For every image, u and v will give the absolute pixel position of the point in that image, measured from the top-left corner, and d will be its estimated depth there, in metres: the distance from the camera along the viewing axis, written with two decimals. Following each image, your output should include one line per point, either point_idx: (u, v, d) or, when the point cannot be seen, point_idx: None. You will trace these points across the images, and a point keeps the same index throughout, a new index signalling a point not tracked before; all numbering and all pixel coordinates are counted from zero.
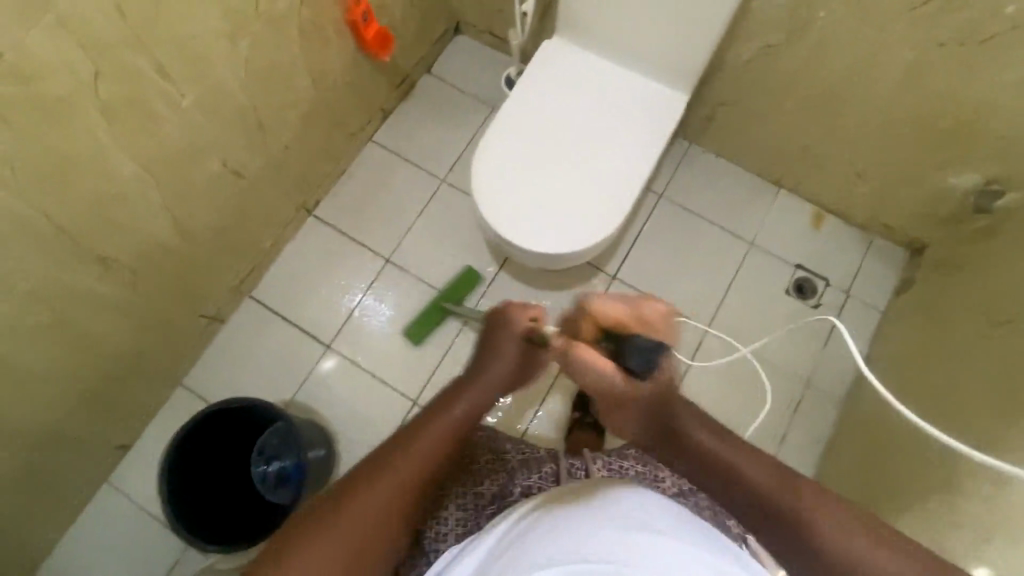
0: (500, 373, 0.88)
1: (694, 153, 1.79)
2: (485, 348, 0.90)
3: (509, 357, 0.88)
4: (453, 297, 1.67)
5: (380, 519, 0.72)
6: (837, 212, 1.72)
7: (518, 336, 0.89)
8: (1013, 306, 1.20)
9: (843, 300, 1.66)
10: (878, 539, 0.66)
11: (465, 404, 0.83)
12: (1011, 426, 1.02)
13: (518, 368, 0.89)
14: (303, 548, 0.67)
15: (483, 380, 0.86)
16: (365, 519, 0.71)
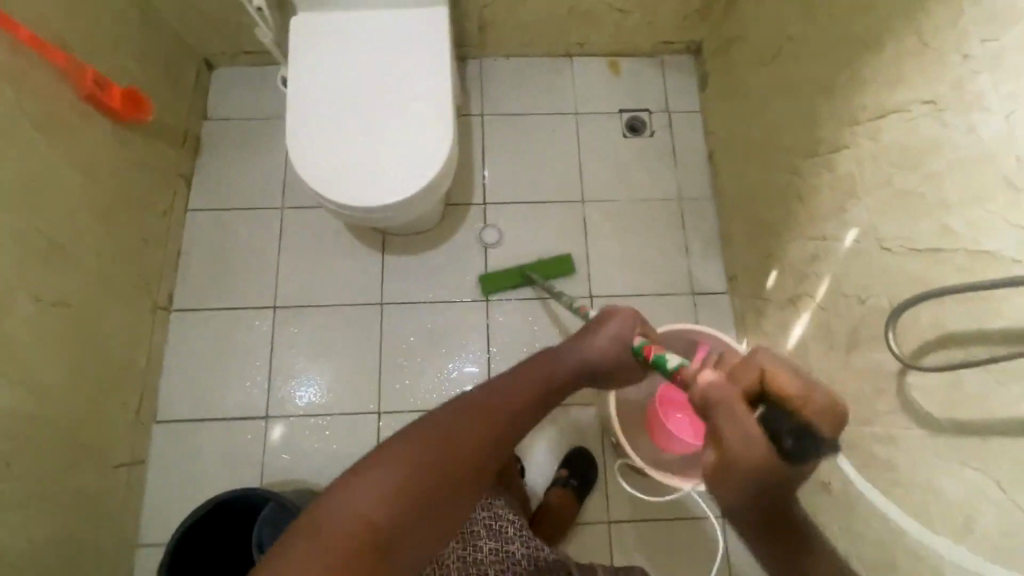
0: (595, 351, 0.97)
1: (488, 65, 1.88)
2: (581, 330, 1.01)
3: (600, 338, 0.98)
4: (536, 271, 1.66)
5: (467, 442, 0.71)
6: (625, 52, 1.89)
7: (625, 337, 0.99)
8: (773, 42, 1.42)
9: (668, 119, 1.86)
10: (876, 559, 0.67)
11: (561, 366, 0.91)
12: (815, 123, 1.23)
13: (607, 352, 0.98)
14: (391, 449, 0.66)
15: (581, 351, 0.96)
16: (454, 435, 0.70)
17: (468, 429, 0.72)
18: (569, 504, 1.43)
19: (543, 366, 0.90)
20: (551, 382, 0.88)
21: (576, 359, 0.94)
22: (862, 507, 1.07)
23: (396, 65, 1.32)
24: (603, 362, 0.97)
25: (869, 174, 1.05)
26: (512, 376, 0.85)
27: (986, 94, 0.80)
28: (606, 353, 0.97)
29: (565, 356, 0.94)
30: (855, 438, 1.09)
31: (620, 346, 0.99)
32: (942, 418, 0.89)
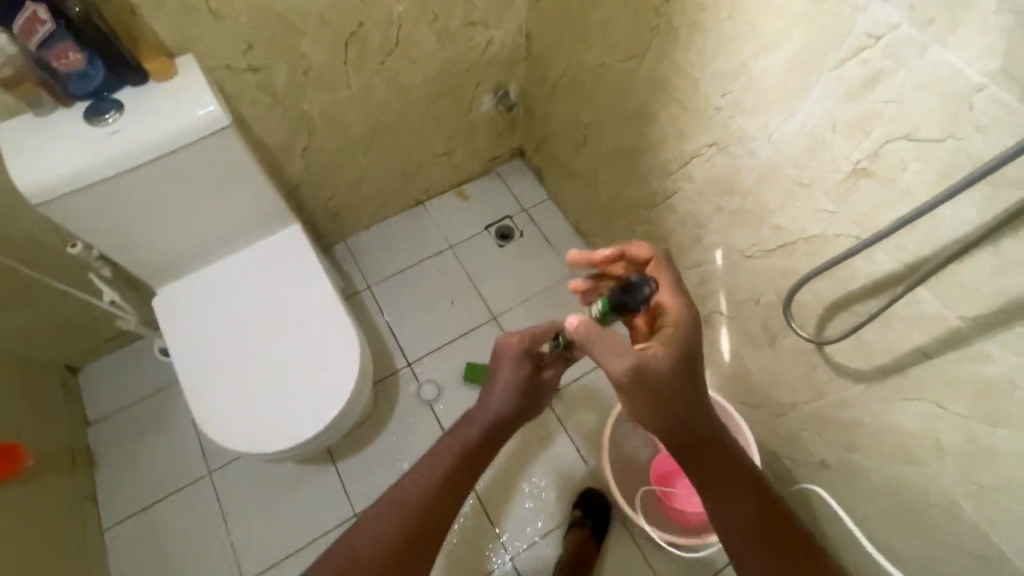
0: (507, 395, 0.89)
1: (353, 242, 1.98)
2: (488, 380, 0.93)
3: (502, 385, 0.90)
4: None
5: None
6: (464, 179, 2.09)
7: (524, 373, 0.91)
8: (577, 133, 1.66)
9: (527, 216, 2.05)
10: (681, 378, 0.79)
11: (464, 443, 0.85)
12: (642, 182, 1.44)
13: (513, 400, 0.89)
14: None
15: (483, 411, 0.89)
16: None
17: None
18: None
19: (459, 441, 0.85)
20: (470, 458, 0.84)
21: (490, 418, 0.88)
22: (858, 469, 1.16)
23: (270, 299, 1.33)
24: (515, 403, 0.90)
25: (704, 207, 1.24)
26: (433, 475, 0.81)
27: (748, 130, 1.00)
28: (510, 392, 0.90)
29: (479, 419, 0.88)
30: (818, 413, 1.19)
31: (523, 381, 0.90)
32: (867, 370, 1.01)
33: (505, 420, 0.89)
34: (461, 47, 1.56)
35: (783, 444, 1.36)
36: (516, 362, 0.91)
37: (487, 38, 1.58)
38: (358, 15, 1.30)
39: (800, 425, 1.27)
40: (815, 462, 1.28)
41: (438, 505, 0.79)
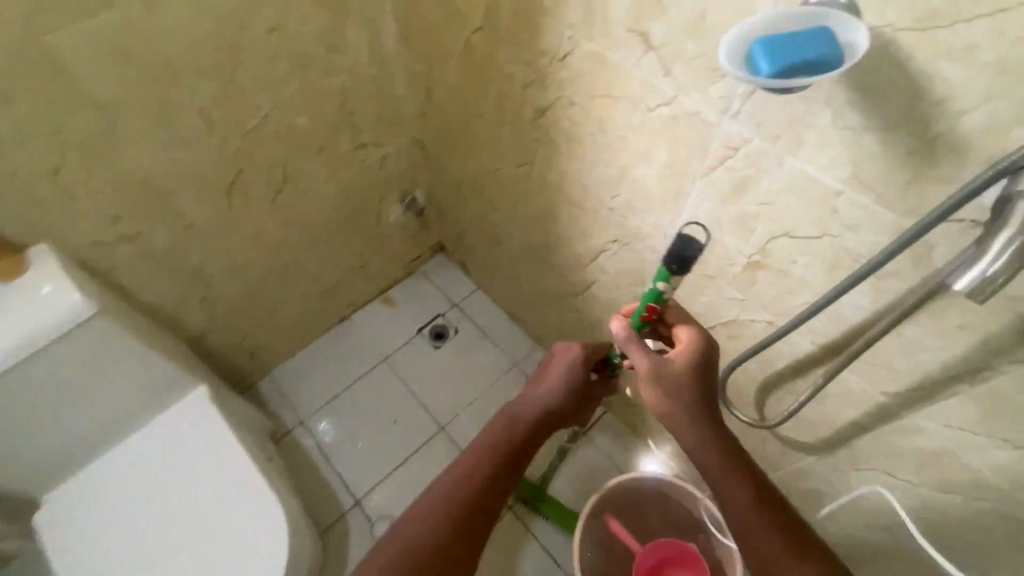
0: (549, 396, 0.96)
1: (279, 376, 1.84)
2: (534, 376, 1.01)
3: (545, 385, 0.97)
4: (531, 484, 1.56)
5: None
6: (389, 284, 2.03)
7: (566, 378, 0.97)
8: (489, 230, 1.65)
9: (460, 311, 2.00)
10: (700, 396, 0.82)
11: (507, 432, 0.92)
12: (559, 273, 1.43)
13: (551, 404, 0.96)
14: None
15: (524, 403, 0.96)
16: None
17: None
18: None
19: (506, 433, 0.92)
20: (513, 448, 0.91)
21: (535, 413, 0.95)
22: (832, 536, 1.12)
23: (171, 497, 1.16)
24: (562, 401, 0.96)
25: (622, 296, 1.23)
26: (482, 461, 0.88)
27: (643, 229, 1.01)
28: (554, 395, 0.96)
29: (528, 413, 0.95)
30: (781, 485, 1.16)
31: (564, 385, 0.97)
32: (813, 443, 0.99)
33: (543, 418, 0.95)
34: (355, 168, 1.53)
35: None
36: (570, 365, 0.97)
37: (381, 153, 1.56)
38: (236, 163, 1.25)
39: None
40: None
41: (483, 490, 0.85)
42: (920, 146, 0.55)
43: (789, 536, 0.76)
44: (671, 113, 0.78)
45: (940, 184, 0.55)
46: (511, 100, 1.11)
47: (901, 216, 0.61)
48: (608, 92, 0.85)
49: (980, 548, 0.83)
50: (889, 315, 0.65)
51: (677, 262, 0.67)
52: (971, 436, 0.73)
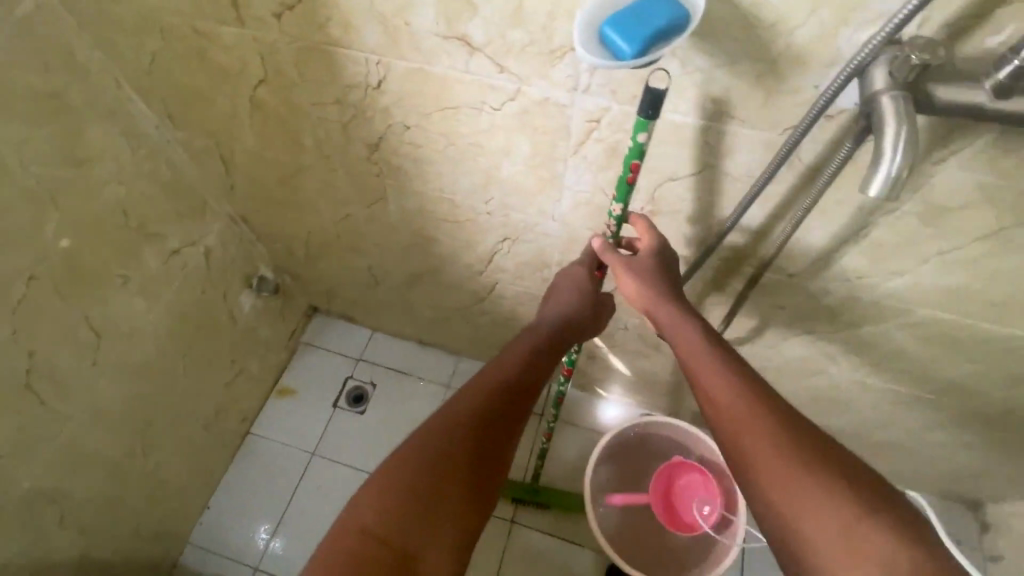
0: (562, 302, 0.92)
1: (204, 537, 1.55)
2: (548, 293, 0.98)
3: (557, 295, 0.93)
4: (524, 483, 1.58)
5: (377, 512, 0.63)
6: (276, 374, 1.80)
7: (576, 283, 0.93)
8: (362, 274, 1.51)
9: (367, 363, 1.85)
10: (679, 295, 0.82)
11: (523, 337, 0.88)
12: (455, 289, 1.37)
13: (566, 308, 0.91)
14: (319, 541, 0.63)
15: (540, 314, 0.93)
16: (355, 518, 0.63)
17: (373, 504, 0.64)
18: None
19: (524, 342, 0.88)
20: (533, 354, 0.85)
21: (548, 323, 0.90)
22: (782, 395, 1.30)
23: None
24: (579, 307, 0.91)
25: (528, 285, 1.22)
26: (498, 366, 0.83)
27: (529, 221, 0.98)
28: (570, 297, 0.92)
29: (545, 321, 0.90)
30: None
31: (576, 289, 0.92)
32: (745, 334, 1.10)
33: (559, 324, 0.90)
34: (180, 278, 1.28)
35: None
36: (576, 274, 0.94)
37: (202, 248, 1.32)
38: (20, 347, 0.96)
39: None
40: None
41: (498, 387, 0.79)
42: (767, 69, 0.59)
43: (773, 405, 0.67)
44: (520, 106, 0.74)
45: (791, 92, 0.61)
46: (333, 143, 0.99)
47: (768, 130, 0.65)
48: (443, 105, 0.79)
49: (893, 353, 1.00)
50: (795, 213, 0.73)
51: (650, 106, 0.57)
52: (865, 281, 0.86)
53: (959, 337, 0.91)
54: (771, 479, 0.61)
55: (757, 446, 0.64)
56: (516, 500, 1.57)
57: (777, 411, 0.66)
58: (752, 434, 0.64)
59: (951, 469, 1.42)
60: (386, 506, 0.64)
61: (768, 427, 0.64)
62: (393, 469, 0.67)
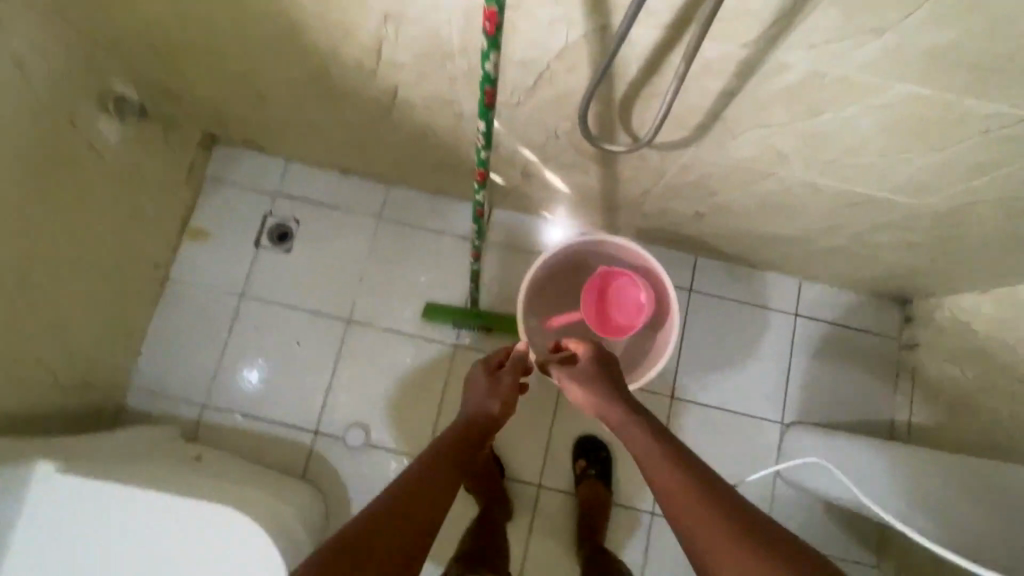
0: (484, 398, 1.11)
1: (145, 383, 1.54)
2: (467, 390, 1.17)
3: (479, 387, 1.14)
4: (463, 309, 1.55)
5: (358, 534, 0.70)
6: (183, 216, 1.61)
7: (495, 384, 1.14)
8: (242, 86, 1.23)
9: (285, 197, 1.66)
10: (618, 394, 1.04)
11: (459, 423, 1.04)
12: (352, 97, 1.13)
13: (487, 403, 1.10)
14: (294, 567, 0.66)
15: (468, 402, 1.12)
16: (340, 540, 0.68)
17: (360, 533, 0.70)
18: (604, 491, 1.47)
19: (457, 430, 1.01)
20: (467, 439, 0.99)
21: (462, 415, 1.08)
22: (726, 203, 1.20)
23: (122, 520, 1.04)
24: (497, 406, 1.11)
25: (432, 85, 0.99)
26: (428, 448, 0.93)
27: None
28: (491, 393, 1.12)
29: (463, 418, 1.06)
30: (672, 184, 1.17)
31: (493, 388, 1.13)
32: (691, 133, 0.94)
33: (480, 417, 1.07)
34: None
35: (662, 216, 1.38)
36: (478, 377, 1.17)
37: (7, 55, 1.01)
38: None
39: (662, 200, 1.27)
40: (691, 215, 1.31)
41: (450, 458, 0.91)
42: None
43: (696, 470, 0.86)
44: None
45: None
46: None
47: None
48: None
49: (852, 148, 0.87)
50: None
51: None
52: (833, 47, 0.68)
53: (934, 121, 0.77)
54: (699, 527, 0.77)
55: (690, 499, 0.81)
56: (457, 325, 1.57)
57: (692, 469, 0.86)
58: (677, 488, 0.83)
59: (887, 270, 1.42)
60: (369, 531, 0.71)
61: (693, 485, 0.83)
62: (380, 515, 0.74)
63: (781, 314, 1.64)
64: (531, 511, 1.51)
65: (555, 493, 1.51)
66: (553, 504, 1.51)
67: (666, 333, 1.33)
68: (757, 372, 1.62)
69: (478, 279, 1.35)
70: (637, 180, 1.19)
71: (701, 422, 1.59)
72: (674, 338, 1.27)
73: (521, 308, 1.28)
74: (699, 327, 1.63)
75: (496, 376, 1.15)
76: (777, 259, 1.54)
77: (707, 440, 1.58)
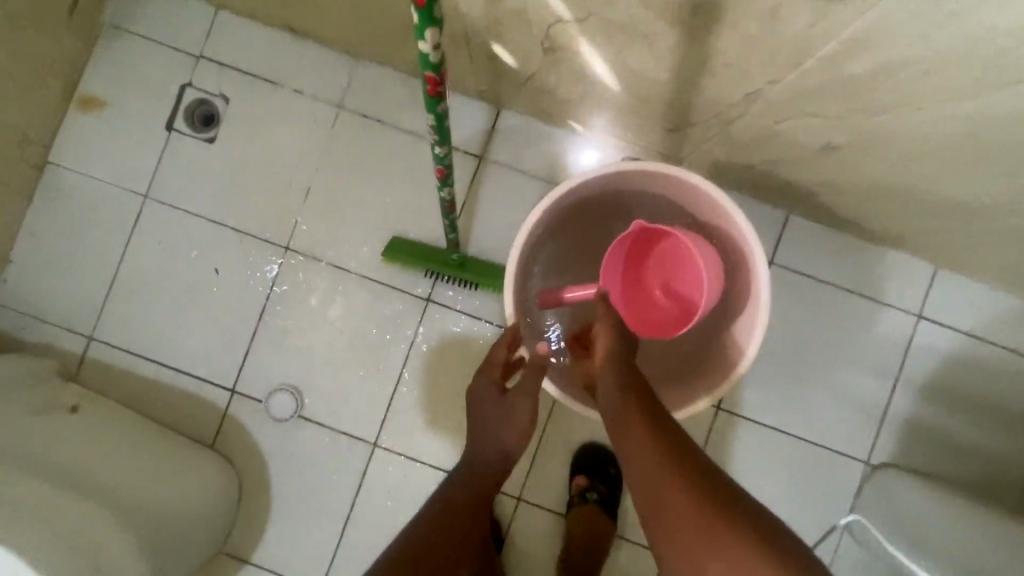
0: (492, 438, 0.87)
1: (14, 299, 1.17)
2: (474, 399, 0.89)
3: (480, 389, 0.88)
4: (442, 255, 1.11)
5: None
6: (68, 74, 1.15)
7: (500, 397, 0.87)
8: None
9: (212, 62, 1.17)
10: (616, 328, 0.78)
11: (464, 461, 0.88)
12: None
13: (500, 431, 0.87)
14: None
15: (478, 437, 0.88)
16: None
17: None
18: (604, 524, 1.08)
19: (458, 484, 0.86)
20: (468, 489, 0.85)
21: (471, 446, 0.88)
22: (896, 130, 0.68)
23: None
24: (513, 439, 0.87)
25: None
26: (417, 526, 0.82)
27: None
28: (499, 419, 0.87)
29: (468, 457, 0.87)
30: (807, 85, 0.64)
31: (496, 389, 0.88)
32: None
33: (493, 474, 0.87)
34: None
35: (763, 146, 0.85)
36: (489, 398, 0.88)
37: None
38: None
39: (774, 117, 0.75)
40: (814, 149, 0.80)
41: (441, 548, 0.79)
42: None
43: (679, 440, 0.64)
44: None
45: None
46: None
47: None
48: None
49: None
50: None
51: None
52: None
53: None
54: (663, 517, 0.58)
55: (659, 475, 0.60)
56: (433, 273, 1.13)
57: (675, 438, 0.64)
58: (653, 454, 0.62)
59: None
60: None
61: (670, 458, 0.61)
62: None
63: (897, 313, 1.14)
64: (505, 534, 1.13)
65: (540, 512, 1.13)
66: (534, 528, 1.13)
67: (748, 312, 0.85)
68: (846, 389, 1.15)
69: (451, 216, 0.90)
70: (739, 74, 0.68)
71: (752, 446, 1.15)
72: (764, 318, 0.79)
73: (509, 273, 0.82)
74: (773, 317, 1.15)
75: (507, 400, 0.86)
76: (919, 236, 1.01)
77: (757, 471, 1.15)
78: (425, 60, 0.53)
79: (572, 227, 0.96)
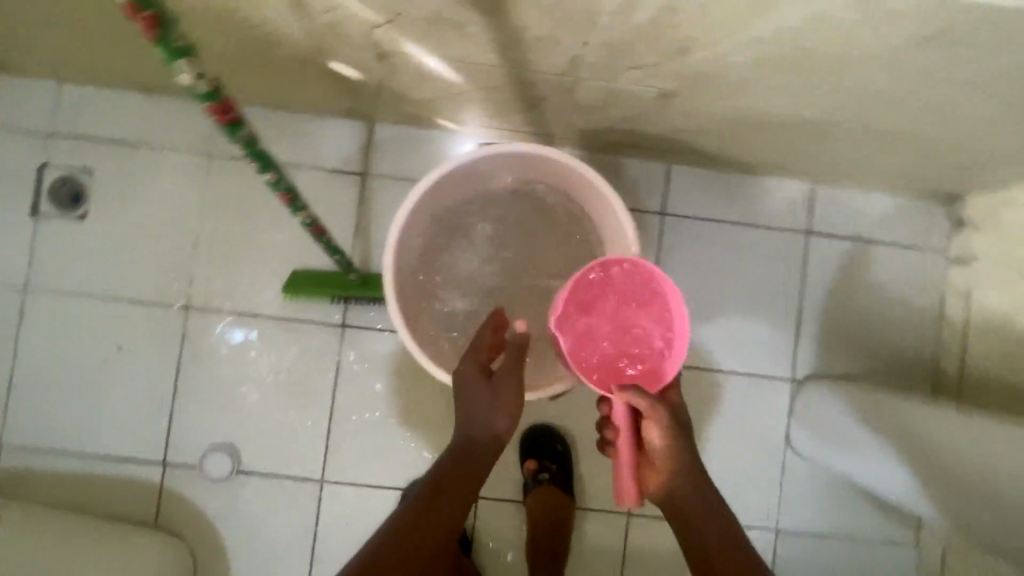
0: (492, 416, 0.77)
1: None
2: (463, 375, 0.80)
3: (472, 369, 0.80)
4: (343, 277, 1.11)
5: None
6: None
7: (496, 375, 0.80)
8: None
9: (65, 137, 1.13)
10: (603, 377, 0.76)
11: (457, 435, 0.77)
12: None
13: (495, 409, 0.77)
14: None
15: (473, 412, 0.77)
16: None
17: None
18: (562, 500, 1.10)
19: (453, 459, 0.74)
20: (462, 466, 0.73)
21: (468, 419, 0.77)
22: (712, 65, 0.71)
23: None
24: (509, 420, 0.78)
25: None
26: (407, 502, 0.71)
27: None
28: (496, 394, 0.78)
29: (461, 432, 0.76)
30: (615, 37, 0.67)
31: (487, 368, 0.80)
32: None
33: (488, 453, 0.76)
34: None
35: (612, 106, 0.89)
36: (474, 382, 0.79)
37: None
38: None
39: (606, 76, 0.78)
40: (654, 99, 0.84)
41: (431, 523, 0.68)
42: None
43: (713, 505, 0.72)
44: None
45: None
46: None
47: None
48: None
49: None
50: None
51: None
52: None
53: None
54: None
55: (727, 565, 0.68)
56: (341, 298, 1.12)
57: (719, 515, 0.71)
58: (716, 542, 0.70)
59: (950, 160, 0.96)
60: None
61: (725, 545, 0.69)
62: None
63: (788, 233, 1.20)
64: (471, 535, 1.13)
65: (500, 505, 1.14)
66: (498, 522, 1.13)
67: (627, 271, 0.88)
68: (760, 315, 1.20)
69: (325, 238, 0.90)
70: (558, 46, 0.71)
71: (688, 389, 1.19)
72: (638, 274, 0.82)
73: (387, 286, 0.82)
74: (678, 264, 1.19)
75: (493, 383, 0.78)
76: (784, 158, 1.07)
77: (698, 411, 1.19)
78: (193, 92, 0.52)
79: (451, 222, 0.96)
